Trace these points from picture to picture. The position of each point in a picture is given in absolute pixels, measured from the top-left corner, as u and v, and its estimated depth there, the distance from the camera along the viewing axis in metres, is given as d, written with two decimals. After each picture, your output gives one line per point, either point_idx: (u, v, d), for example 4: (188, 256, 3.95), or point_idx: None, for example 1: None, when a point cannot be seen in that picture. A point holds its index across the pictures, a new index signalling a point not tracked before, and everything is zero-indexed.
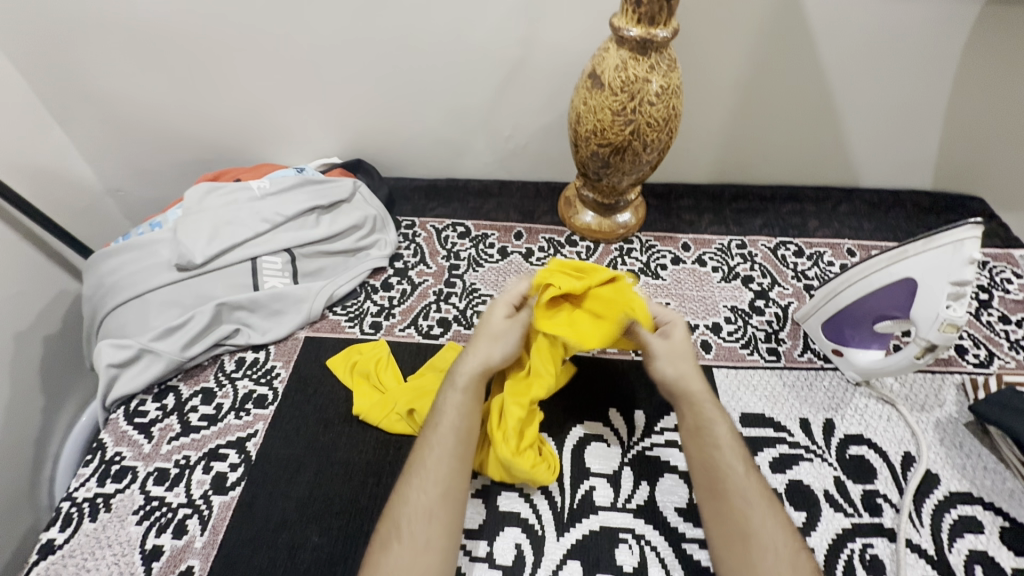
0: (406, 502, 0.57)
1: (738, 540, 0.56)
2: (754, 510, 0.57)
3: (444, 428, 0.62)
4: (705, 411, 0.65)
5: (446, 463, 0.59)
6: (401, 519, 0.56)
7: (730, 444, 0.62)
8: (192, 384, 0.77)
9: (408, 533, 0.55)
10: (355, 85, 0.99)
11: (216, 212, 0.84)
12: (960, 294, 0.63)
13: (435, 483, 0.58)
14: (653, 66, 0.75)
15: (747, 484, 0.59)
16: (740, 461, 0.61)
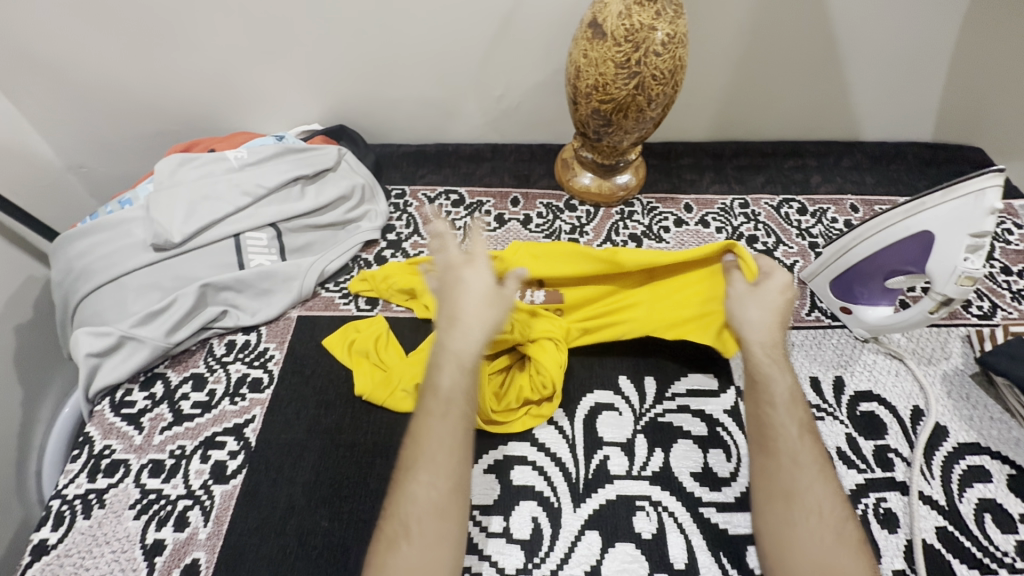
0: (405, 496, 0.52)
1: (781, 501, 0.55)
2: (800, 473, 0.55)
3: (448, 411, 0.56)
4: (763, 366, 0.61)
5: (442, 440, 0.54)
6: (401, 515, 0.51)
7: (787, 404, 0.59)
8: (180, 371, 0.72)
9: (409, 535, 0.50)
10: (333, 42, 0.91)
11: (192, 185, 0.78)
12: (979, 246, 0.62)
13: (441, 474, 0.53)
14: (659, 12, 0.69)
15: (799, 447, 0.56)
16: (793, 422, 0.58)
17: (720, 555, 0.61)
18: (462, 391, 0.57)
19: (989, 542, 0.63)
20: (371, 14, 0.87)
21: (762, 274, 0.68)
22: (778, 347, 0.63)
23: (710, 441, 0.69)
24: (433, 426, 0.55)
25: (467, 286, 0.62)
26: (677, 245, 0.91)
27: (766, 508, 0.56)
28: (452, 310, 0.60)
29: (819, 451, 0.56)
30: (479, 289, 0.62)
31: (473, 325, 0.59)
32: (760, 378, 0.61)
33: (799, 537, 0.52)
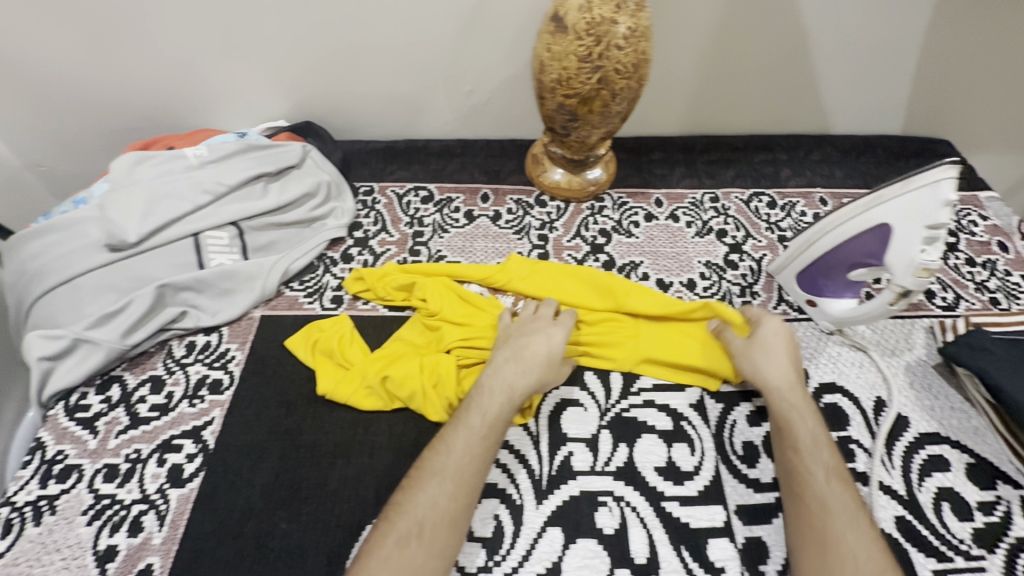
0: (425, 502, 0.54)
1: (814, 546, 0.56)
2: (832, 517, 0.56)
3: (477, 436, 0.58)
4: (786, 411, 0.64)
5: (466, 462, 0.57)
6: (418, 523, 0.53)
7: (813, 448, 0.61)
8: (138, 373, 0.71)
9: (421, 543, 0.52)
10: (296, 37, 0.89)
11: (148, 184, 0.76)
12: (935, 238, 0.62)
13: (459, 494, 0.55)
14: (619, 5, 0.69)
15: (830, 491, 0.58)
16: (821, 466, 0.60)
17: (681, 549, 0.61)
18: (493, 419, 0.60)
19: (946, 530, 0.63)
20: (333, 7, 0.86)
21: (756, 320, 0.72)
22: (800, 391, 0.66)
23: (675, 436, 0.69)
24: (460, 455, 0.57)
25: (541, 337, 0.67)
26: (647, 240, 0.91)
27: (800, 553, 0.56)
28: (518, 353, 0.65)
29: (851, 497, 0.57)
30: (544, 346, 0.66)
31: (533, 370, 0.64)
32: (786, 421, 0.64)
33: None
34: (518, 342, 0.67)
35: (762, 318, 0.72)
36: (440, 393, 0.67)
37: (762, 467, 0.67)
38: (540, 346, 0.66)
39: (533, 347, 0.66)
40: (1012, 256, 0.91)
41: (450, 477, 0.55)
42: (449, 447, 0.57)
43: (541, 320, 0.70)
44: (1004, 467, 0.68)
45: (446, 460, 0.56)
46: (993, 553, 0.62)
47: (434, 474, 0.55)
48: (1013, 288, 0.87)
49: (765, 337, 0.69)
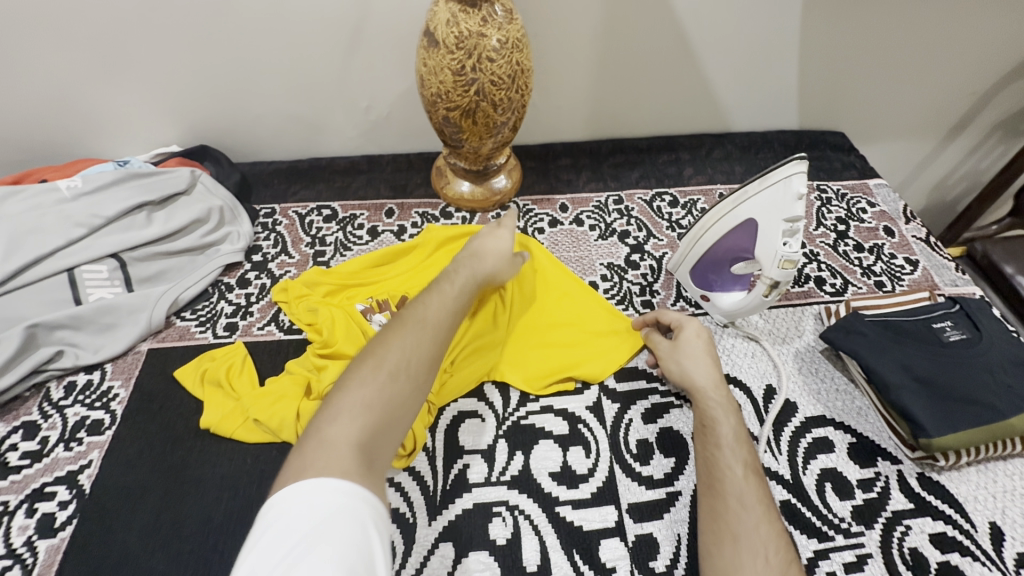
0: (410, 343, 0.55)
1: (726, 541, 0.54)
2: (746, 512, 0.55)
3: (456, 299, 0.63)
4: (711, 408, 0.64)
5: (441, 313, 0.60)
6: (403, 363, 0.53)
7: (733, 445, 0.61)
8: (10, 420, 0.68)
9: (409, 378, 0.52)
10: (178, 61, 0.88)
11: (15, 220, 0.74)
12: (794, 230, 0.65)
13: (436, 345, 0.57)
14: (486, 19, 0.70)
15: (745, 488, 0.57)
16: (740, 463, 0.59)
17: (573, 553, 0.61)
18: (462, 287, 0.65)
19: (828, 510, 0.66)
20: (214, 27, 0.84)
21: (677, 327, 0.73)
22: (723, 389, 0.66)
23: (571, 439, 0.70)
24: (438, 315, 0.60)
25: (492, 237, 0.75)
26: (551, 245, 0.92)
27: (710, 556, 0.55)
28: (481, 247, 0.73)
29: (764, 494, 0.57)
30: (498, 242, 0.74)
31: (490, 257, 0.72)
32: (709, 417, 0.64)
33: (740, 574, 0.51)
34: (471, 241, 0.74)
35: (682, 321, 0.73)
36: None
37: (655, 463, 0.68)
38: (497, 242, 0.74)
39: (489, 246, 0.73)
40: (898, 239, 0.96)
41: (430, 326, 0.58)
42: (427, 306, 0.60)
43: (494, 223, 0.78)
44: (885, 443, 0.71)
45: (427, 316, 0.59)
46: (871, 528, 0.64)
47: (417, 323, 0.57)
48: (897, 270, 0.91)
49: (687, 340, 0.70)
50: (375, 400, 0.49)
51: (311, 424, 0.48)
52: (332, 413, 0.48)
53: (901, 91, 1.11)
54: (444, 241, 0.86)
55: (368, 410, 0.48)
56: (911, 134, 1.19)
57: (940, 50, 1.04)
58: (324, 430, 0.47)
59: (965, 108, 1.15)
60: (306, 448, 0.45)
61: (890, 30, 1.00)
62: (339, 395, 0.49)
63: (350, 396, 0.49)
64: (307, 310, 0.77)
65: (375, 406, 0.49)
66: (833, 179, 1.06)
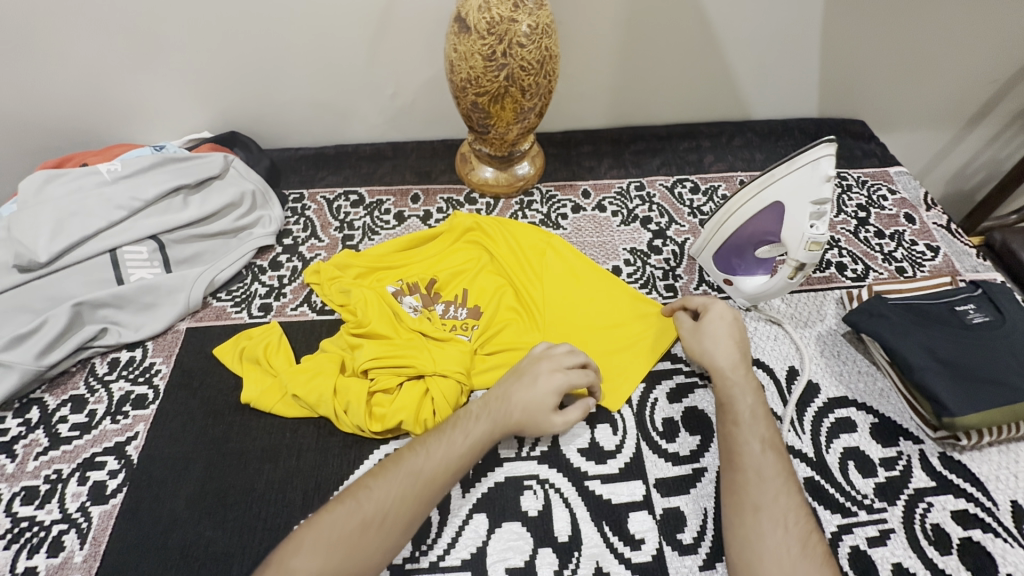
0: (392, 495, 0.55)
1: (747, 512, 0.56)
2: (766, 484, 0.57)
3: (458, 454, 0.59)
4: (729, 387, 0.66)
5: (432, 466, 0.57)
6: (378, 515, 0.53)
7: (751, 421, 0.63)
8: (59, 394, 0.71)
9: (378, 532, 0.53)
10: (210, 48, 0.89)
11: (59, 202, 0.76)
12: (822, 212, 0.66)
13: (416, 503, 0.55)
14: (517, 5, 0.71)
15: (763, 461, 0.59)
16: (756, 438, 0.61)
17: (603, 525, 0.63)
18: (475, 442, 0.60)
19: (851, 487, 0.67)
20: (244, 14, 0.86)
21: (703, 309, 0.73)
22: (744, 371, 0.67)
23: (598, 417, 0.72)
24: (432, 469, 0.57)
25: (528, 393, 0.64)
26: (574, 231, 0.94)
27: (731, 525, 0.56)
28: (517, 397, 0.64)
29: (783, 466, 0.59)
30: (536, 394, 0.64)
31: (520, 410, 0.63)
32: (726, 397, 0.65)
33: (763, 541, 0.54)
34: (511, 388, 0.65)
35: (709, 304, 0.73)
36: (350, 415, 0.67)
37: (681, 441, 0.70)
38: (537, 394, 0.64)
39: (523, 401, 0.63)
40: (919, 226, 0.96)
41: (420, 477, 0.56)
42: (427, 453, 0.58)
43: (547, 369, 0.66)
44: (907, 424, 0.73)
45: (420, 469, 0.57)
46: (894, 505, 0.66)
47: (407, 474, 0.56)
48: (918, 256, 0.92)
49: (711, 322, 0.71)
50: (338, 542, 0.51)
51: (281, 549, 0.51)
52: (298, 544, 0.51)
53: (922, 80, 1.11)
54: (466, 228, 0.88)
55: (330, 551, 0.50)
56: (931, 122, 1.19)
57: (963, 37, 1.04)
58: (284, 563, 0.49)
59: (986, 96, 1.14)
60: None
61: (914, 17, 1.00)
62: (309, 529, 0.52)
63: (317, 533, 0.51)
64: (340, 291, 0.79)
65: (336, 549, 0.51)
66: (853, 167, 1.06)
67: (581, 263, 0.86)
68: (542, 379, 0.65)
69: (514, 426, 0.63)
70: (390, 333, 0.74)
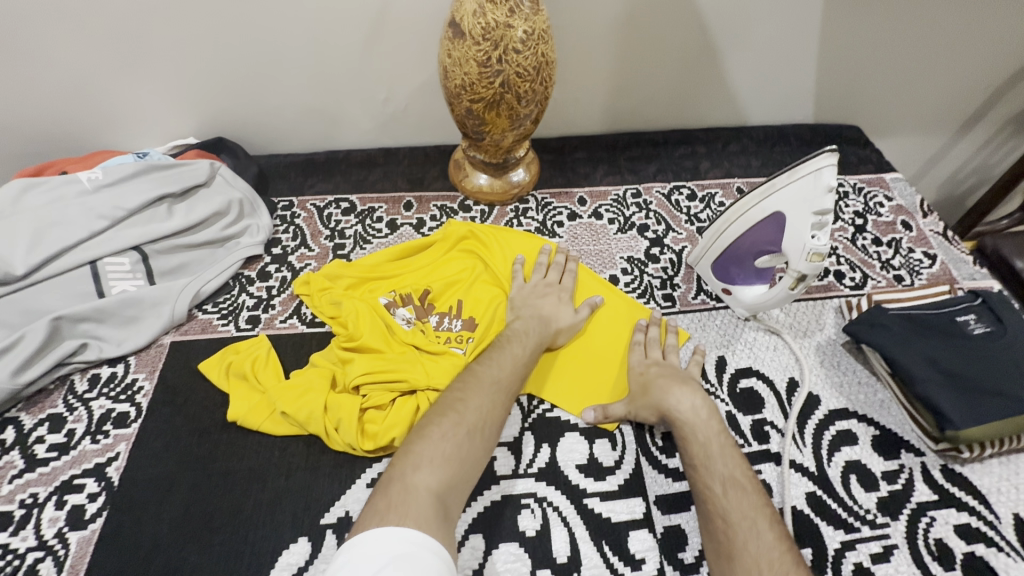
0: (484, 404, 0.61)
1: (723, 560, 0.55)
2: (739, 528, 0.55)
3: (523, 361, 0.67)
4: (682, 427, 0.64)
5: (507, 372, 0.65)
6: (479, 420, 0.59)
7: (712, 458, 0.61)
8: (36, 413, 0.68)
9: (482, 437, 0.59)
10: (196, 51, 0.87)
11: (37, 212, 0.74)
12: (823, 223, 0.66)
13: (505, 403, 0.63)
14: (513, 10, 0.70)
15: (728, 503, 0.57)
16: (719, 480, 0.59)
17: (603, 544, 0.62)
18: (532, 349, 0.69)
19: (854, 502, 0.66)
20: (232, 17, 0.83)
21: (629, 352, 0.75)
22: (697, 402, 0.66)
23: (597, 432, 0.70)
24: (509, 374, 0.65)
25: (552, 300, 0.76)
26: (571, 239, 0.92)
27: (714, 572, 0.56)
28: (547, 314, 0.74)
29: (752, 504, 0.56)
30: (562, 306, 0.76)
31: (556, 321, 0.74)
32: (680, 436, 0.63)
33: None
34: (537, 303, 0.75)
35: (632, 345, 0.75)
36: (341, 434, 0.65)
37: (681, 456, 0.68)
38: (562, 308, 0.76)
39: (553, 313, 0.75)
40: (915, 233, 0.96)
41: (501, 384, 0.64)
42: (500, 365, 0.65)
43: (557, 289, 0.78)
44: (908, 436, 0.72)
45: (499, 377, 0.64)
46: (897, 520, 0.65)
47: (491, 383, 0.63)
48: (916, 264, 0.91)
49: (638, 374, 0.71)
50: (453, 451, 0.55)
51: (394, 469, 0.53)
52: (418, 461, 0.53)
53: (915, 86, 1.11)
54: (459, 237, 0.86)
55: (447, 464, 0.54)
56: (926, 128, 1.19)
57: (958, 43, 1.04)
58: (409, 477, 0.52)
59: (979, 103, 1.14)
60: (394, 488, 0.51)
61: (908, 24, 1.00)
62: (421, 446, 0.55)
63: (433, 447, 0.55)
64: (330, 303, 0.77)
65: (452, 458, 0.55)
66: (849, 173, 1.06)
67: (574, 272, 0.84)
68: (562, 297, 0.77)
69: (554, 333, 0.73)
70: (384, 347, 0.72)
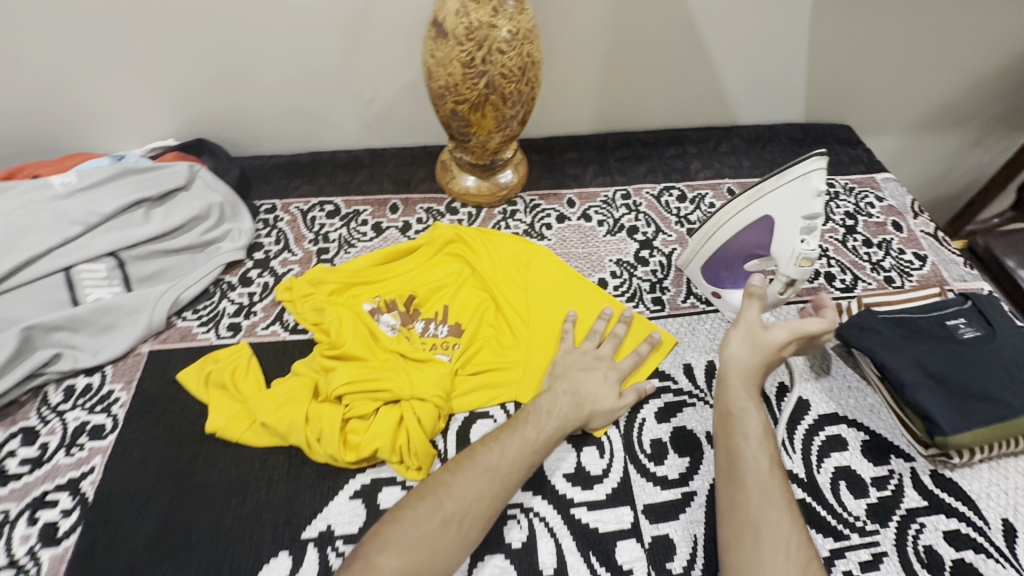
0: (473, 492, 0.56)
1: (747, 533, 0.53)
2: (768, 504, 0.54)
3: (532, 451, 0.61)
4: (739, 400, 0.63)
5: (507, 459, 0.59)
6: (460, 510, 0.55)
7: (760, 438, 0.60)
8: (8, 425, 0.66)
9: (460, 529, 0.54)
10: (175, 51, 0.85)
11: (8, 219, 0.72)
12: (812, 227, 0.65)
13: (499, 499, 0.57)
14: (497, 9, 0.68)
15: (769, 481, 0.56)
16: (765, 457, 0.58)
17: (590, 555, 0.61)
18: (547, 437, 0.62)
19: (843, 509, 0.66)
20: (210, 15, 0.81)
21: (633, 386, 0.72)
22: (755, 383, 0.65)
23: (585, 440, 0.69)
24: (510, 465, 0.59)
25: (597, 378, 0.69)
26: (559, 242, 0.91)
27: (732, 545, 0.53)
28: (577, 391, 0.67)
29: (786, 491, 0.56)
30: (598, 380, 0.69)
31: (588, 402, 0.67)
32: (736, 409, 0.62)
33: (760, 565, 0.50)
34: (577, 377, 0.69)
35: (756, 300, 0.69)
36: (323, 444, 0.63)
37: (669, 463, 0.68)
38: (595, 387, 0.68)
39: (588, 393, 0.67)
40: (906, 235, 0.95)
41: (494, 478, 0.57)
42: (502, 451, 0.60)
43: (593, 359, 0.71)
44: (898, 441, 0.71)
45: (496, 466, 0.58)
46: (886, 527, 0.64)
47: (485, 471, 0.58)
48: (906, 266, 0.90)
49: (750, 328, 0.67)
50: (423, 541, 0.52)
51: (368, 541, 0.52)
52: (385, 541, 0.51)
53: (907, 85, 1.10)
54: (445, 240, 0.84)
55: (413, 551, 0.51)
56: (917, 128, 1.19)
57: (949, 42, 1.04)
58: (371, 558, 0.50)
59: (969, 102, 1.14)
60: (354, 567, 0.50)
61: (899, 23, 0.99)
62: (394, 528, 0.52)
63: (402, 530, 0.52)
64: (313, 310, 0.75)
65: (419, 548, 0.51)
66: (841, 174, 1.05)
67: (563, 276, 0.83)
68: (597, 370, 0.70)
69: (584, 418, 0.66)
70: (368, 355, 0.71)
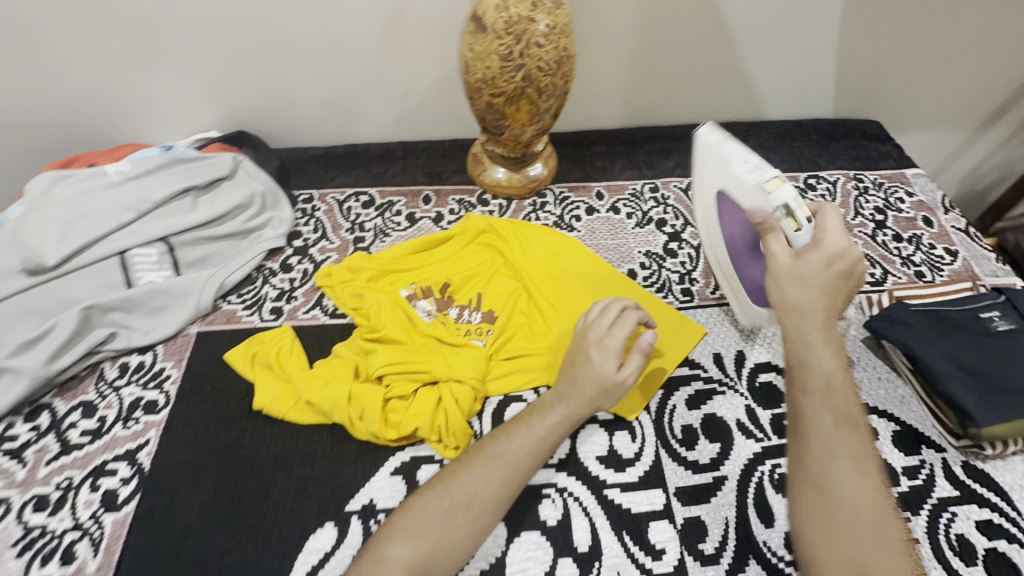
0: (478, 480, 0.56)
1: (812, 490, 0.49)
2: (834, 463, 0.49)
3: (541, 441, 0.60)
4: (800, 351, 0.55)
5: (513, 450, 0.59)
6: (466, 498, 0.55)
7: (826, 392, 0.52)
8: (68, 399, 0.70)
9: (467, 515, 0.54)
10: (220, 46, 0.88)
11: (66, 205, 0.76)
12: (754, 164, 0.64)
13: (507, 487, 0.56)
14: (536, 3, 0.70)
15: (838, 437, 0.50)
16: (832, 411, 0.51)
17: (623, 534, 0.62)
18: (555, 426, 0.61)
19: None
20: (255, 12, 0.84)
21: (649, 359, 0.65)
22: (825, 328, 0.55)
23: (616, 424, 0.71)
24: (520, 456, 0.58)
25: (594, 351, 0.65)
26: (589, 233, 0.92)
27: (798, 502, 0.50)
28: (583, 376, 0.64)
29: (861, 446, 0.50)
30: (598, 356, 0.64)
31: (591, 385, 0.63)
32: (800, 361, 0.55)
33: (830, 522, 0.47)
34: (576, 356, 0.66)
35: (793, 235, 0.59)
36: (365, 422, 0.66)
37: (700, 448, 0.69)
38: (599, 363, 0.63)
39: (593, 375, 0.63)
40: (937, 230, 0.95)
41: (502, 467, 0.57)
42: (511, 439, 0.59)
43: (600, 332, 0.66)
44: (929, 432, 0.71)
45: (505, 451, 0.58)
46: (917, 515, 0.65)
47: (495, 460, 0.58)
48: (937, 261, 0.90)
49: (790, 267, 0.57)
50: (431, 528, 0.52)
51: (382, 530, 0.54)
52: (394, 531, 0.52)
53: (939, 81, 1.09)
54: (478, 230, 0.86)
55: (422, 537, 0.52)
56: (947, 124, 1.18)
57: (982, 37, 1.03)
58: (382, 547, 0.52)
59: (1001, 99, 1.13)
60: (366, 556, 0.51)
61: (932, 18, 0.99)
62: (403, 516, 0.53)
63: (413, 518, 0.53)
64: (352, 295, 0.78)
65: (427, 535, 0.52)
66: (870, 169, 1.05)
67: (594, 266, 0.84)
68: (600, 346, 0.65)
69: (593, 404, 0.63)
70: (406, 338, 0.73)
